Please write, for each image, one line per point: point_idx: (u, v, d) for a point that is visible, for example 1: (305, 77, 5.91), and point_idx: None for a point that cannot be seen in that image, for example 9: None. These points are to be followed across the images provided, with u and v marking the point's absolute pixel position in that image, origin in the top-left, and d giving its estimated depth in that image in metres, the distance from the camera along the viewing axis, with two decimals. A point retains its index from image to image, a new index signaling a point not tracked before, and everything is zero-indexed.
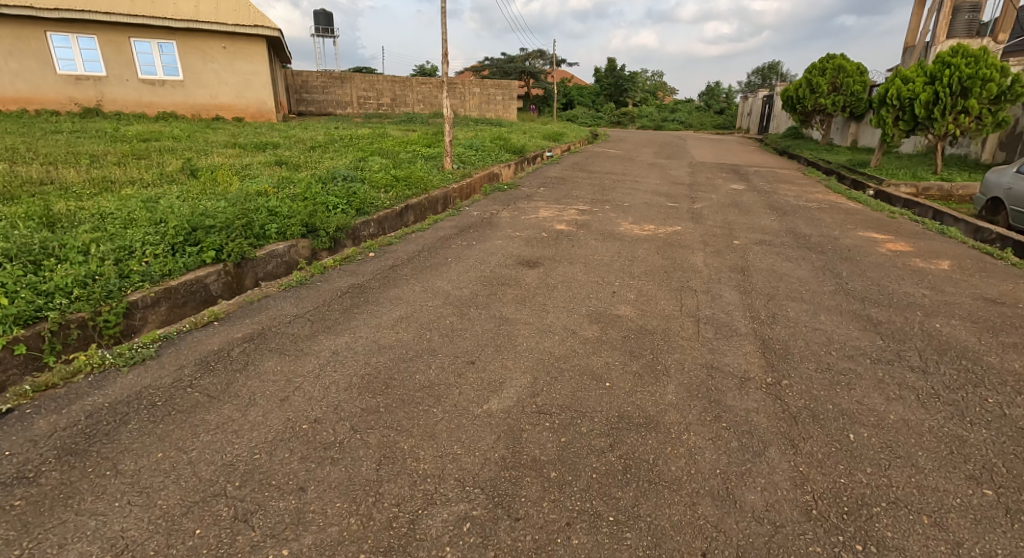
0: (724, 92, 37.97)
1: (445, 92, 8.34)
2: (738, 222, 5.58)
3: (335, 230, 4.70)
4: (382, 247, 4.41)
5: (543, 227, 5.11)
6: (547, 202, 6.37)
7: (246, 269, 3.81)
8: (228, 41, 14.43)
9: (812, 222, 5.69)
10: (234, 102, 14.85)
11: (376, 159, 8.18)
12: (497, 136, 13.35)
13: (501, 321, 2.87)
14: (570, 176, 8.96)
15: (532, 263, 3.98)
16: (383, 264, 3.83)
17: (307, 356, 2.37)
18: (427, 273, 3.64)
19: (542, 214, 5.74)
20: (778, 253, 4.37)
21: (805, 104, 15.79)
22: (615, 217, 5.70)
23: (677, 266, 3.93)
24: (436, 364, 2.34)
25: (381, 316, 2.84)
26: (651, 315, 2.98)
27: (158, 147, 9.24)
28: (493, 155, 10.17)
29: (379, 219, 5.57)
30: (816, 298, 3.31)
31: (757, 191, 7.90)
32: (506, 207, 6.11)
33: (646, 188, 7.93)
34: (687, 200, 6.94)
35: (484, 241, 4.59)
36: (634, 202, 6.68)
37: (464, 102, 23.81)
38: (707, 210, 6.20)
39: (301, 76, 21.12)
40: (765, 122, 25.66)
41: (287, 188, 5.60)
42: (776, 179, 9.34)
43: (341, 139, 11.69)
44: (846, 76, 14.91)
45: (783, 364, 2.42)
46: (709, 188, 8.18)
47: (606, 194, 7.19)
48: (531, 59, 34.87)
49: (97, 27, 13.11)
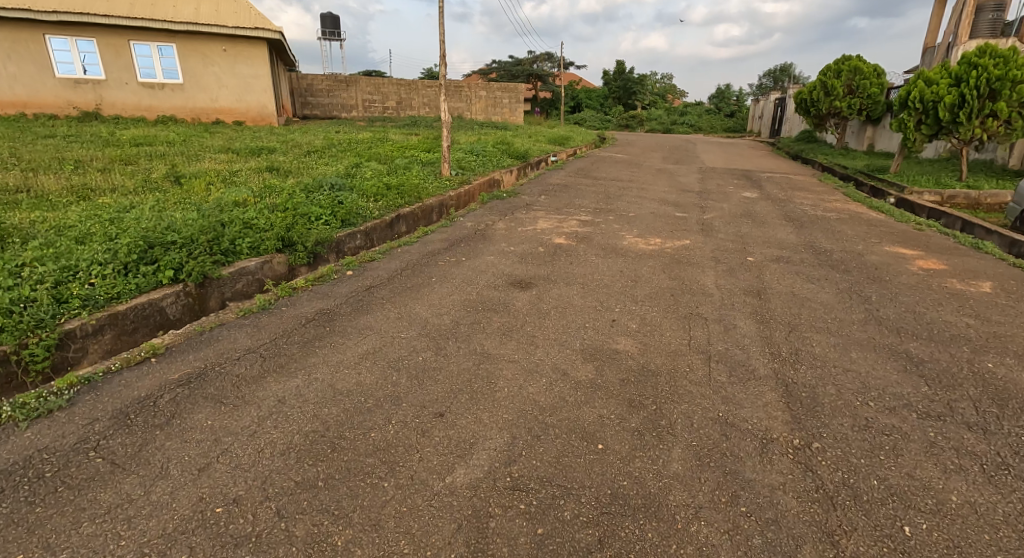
0: (735, 95, 37.40)
1: (444, 95, 8.02)
2: (751, 235, 5.19)
3: (315, 244, 4.36)
4: (363, 263, 4.06)
5: (540, 241, 4.75)
6: (547, 213, 6.02)
7: (211, 290, 3.47)
8: (228, 43, 14.26)
9: (832, 234, 5.29)
10: (234, 106, 14.67)
11: (371, 166, 7.85)
12: (500, 140, 13.03)
13: (482, 357, 2.51)
14: (574, 182, 8.61)
15: (524, 284, 3.62)
16: (361, 285, 3.49)
17: (247, 405, 2.01)
18: (406, 297, 3.29)
19: (540, 226, 5.40)
20: (796, 272, 3.98)
21: (820, 107, 15.31)
22: (619, 229, 5.33)
23: (685, 288, 3.55)
24: (398, 417, 1.98)
25: (345, 351, 2.49)
26: (653, 350, 2.61)
27: (150, 151, 9.00)
28: (495, 161, 9.84)
29: (366, 230, 5.24)
30: (843, 328, 2.92)
31: (770, 200, 7.49)
32: (503, 218, 5.76)
33: (653, 196, 7.55)
34: (696, 209, 6.56)
35: (475, 257, 4.24)
36: (640, 211, 6.30)
37: (469, 106, 23.50)
38: (717, 221, 5.82)
39: (305, 79, 20.96)
40: (777, 126, 25.13)
41: (268, 196, 5.27)
42: (790, 186, 8.91)
43: (340, 144, 11.42)
44: (863, 78, 14.42)
45: (810, 419, 2.03)
46: (719, 196, 7.78)
47: (610, 203, 6.82)
48: (539, 61, 34.53)
49: (96, 30, 12.98)
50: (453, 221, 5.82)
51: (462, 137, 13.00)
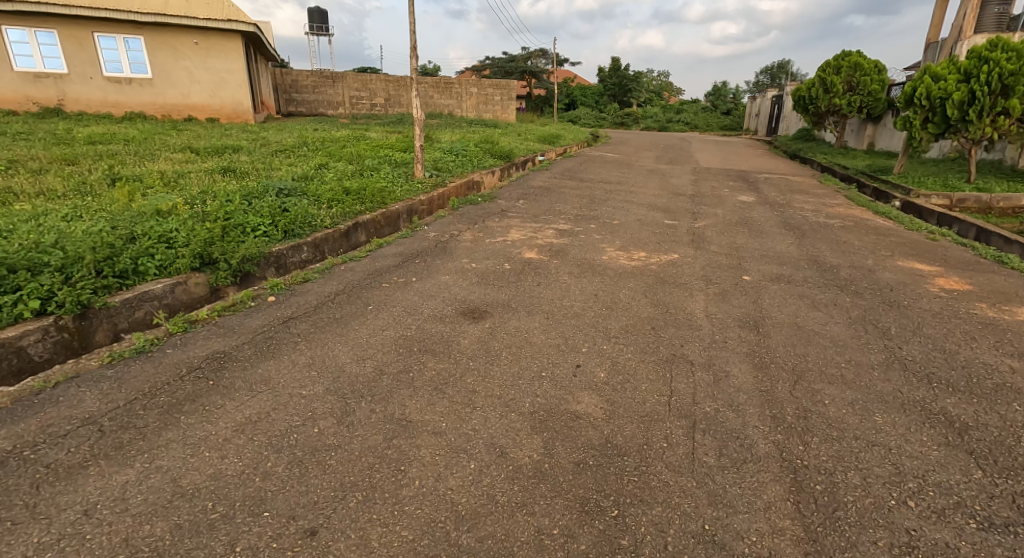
0: (731, 92, 36.79)
1: (416, 90, 7.43)
2: (746, 247, 4.63)
3: (243, 261, 3.78)
4: (294, 283, 3.46)
5: (508, 256, 4.17)
6: (523, 221, 5.44)
7: (97, 322, 2.89)
8: (200, 36, 13.63)
9: (837, 246, 4.73)
10: (207, 102, 14.06)
11: (336, 168, 7.24)
12: (486, 139, 12.44)
13: (398, 427, 1.93)
14: (558, 184, 8.06)
15: (477, 314, 3.04)
16: (280, 316, 2.90)
17: (35, 520, 1.42)
18: (330, 333, 2.70)
19: (511, 236, 4.82)
20: (799, 295, 3.41)
21: (818, 104, 14.78)
22: (599, 239, 4.79)
23: (666, 318, 3.00)
24: (249, 540, 1.40)
25: (216, 420, 1.90)
26: (621, 413, 2.04)
27: (103, 151, 8.41)
28: (476, 161, 9.26)
29: (314, 242, 4.65)
30: (862, 377, 2.35)
31: (769, 204, 6.95)
32: (472, 226, 5.18)
33: (641, 200, 7.00)
34: (687, 216, 6.01)
35: (429, 277, 3.66)
36: (626, 219, 5.75)
37: (459, 103, 22.89)
38: (709, 230, 5.27)
39: (289, 75, 20.32)
40: (774, 124, 24.62)
41: (203, 202, 4.67)
42: (788, 189, 8.39)
43: (315, 142, 10.82)
44: (864, 74, 13.92)
45: (829, 536, 1.47)
46: (713, 200, 7.24)
47: (594, 209, 6.26)
48: (532, 58, 33.89)
49: (57, 20, 12.39)
50: (416, 230, 5.22)
51: (445, 136, 12.40)
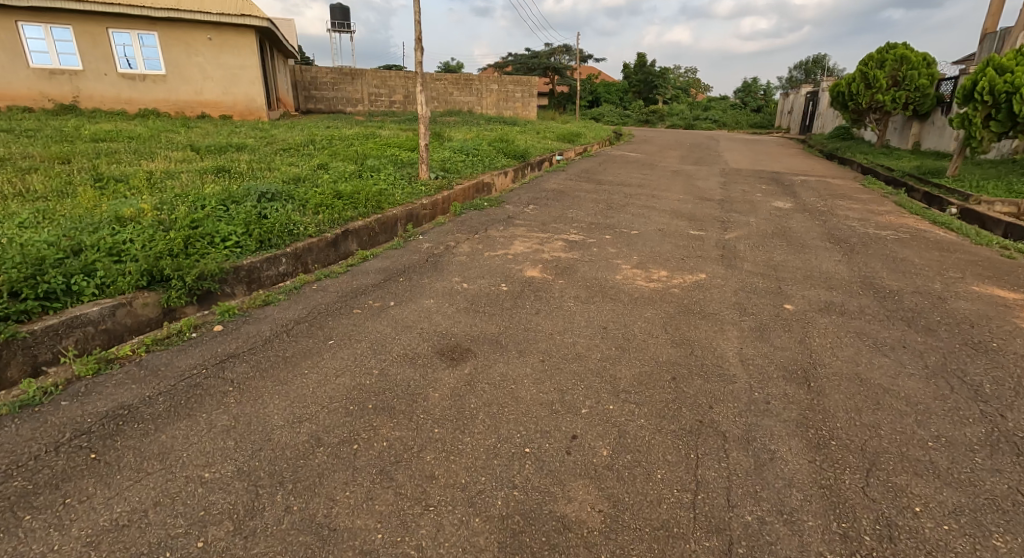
0: (762, 89, 35.40)
1: (423, 86, 6.93)
2: (783, 265, 4.02)
3: (202, 278, 3.32)
4: (253, 307, 2.97)
5: (506, 275, 3.64)
6: (530, 231, 4.90)
7: (9, 355, 2.45)
8: (214, 32, 13.40)
9: (893, 265, 4.07)
10: (221, 99, 13.84)
11: (335, 170, 6.80)
12: (502, 137, 11.94)
13: (315, 541, 1.40)
14: (574, 187, 7.49)
15: (457, 353, 2.50)
16: (220, 352, 2.42)
17: None
18: (270, 378, 2.20)
19: (514, 249, 4.29)
20: (856, 332, 2.78)
21: (859, 100, 13.85)
22: (615, 252, 4.24)
23: (689, 364, 2.42)
24: None
25: (70, 524, 1.40)
26: (625, 523, 1.49)
27: (102, 149, 8.15)
28: (488, 161, 8.76)
29: (294, 253, 4.18)
30: (961, 469, 1.73)
31: (807, 212, 6.27)
32: (473, 237, 4.65)
33: (665, 205, 6.39)
34: (715, 225, 5.39)
35: (410, 301, 3.13)
36: (645, 229, 5.17)
37: (479, 100, 22.40)
38: (741, 243, 4.65)
39: (308, 72, 20.13)
40: (808, 122, 23.51)
41: (174, 206, 4.25)
42: (828, 193, 7.65)
43: (323, 141, 10.45)
44: (911, 68, 12.96)
45: None
46: (745, 205, 6.59)
47: (610, 216, 5.68)
48: (556, 54, 33.23)
49: (72, 17, 12.28)
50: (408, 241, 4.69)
51: (459, 135, 11.92)
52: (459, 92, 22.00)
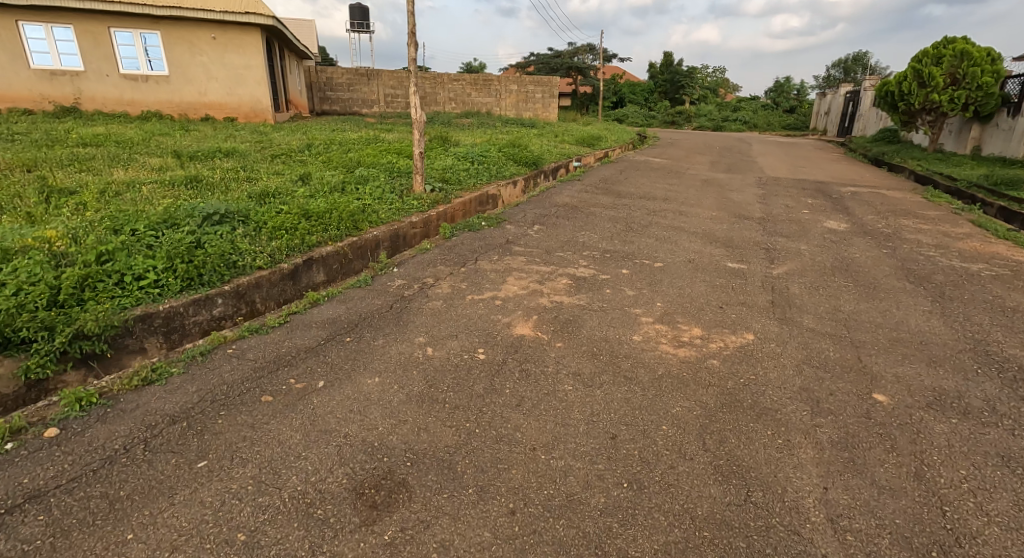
0: (796, 88, 33.77)
1: (417, 86, 6.09)
2: (855, 321, 3.06)
3: (86, 336, 2.54)
4: (124, 388, 2.14)
5: (485, 336, 2.76)
6: (528, 264, 4.02)
7: None
8: (218, 30, 12.81)
9: (1009, 321, 3.07)
10: (225, 100, 13.28)
11: (317, 182, 6.01)
12: (516, 141, 11.12)
13: None
14: (590, 201, 6.62)
15: (384, 493, 1.63)
16: (27, 484, 1.60)
17: None
18: (64, 554, 1.36)
19: (506, 291, 3.46)
20: (999, 456, 1.83)
21: (912, 101, 13.12)
22: (632, 299, 3.35)
23: (743, 530, 1.52)
24: None
25: None
26: None
27: (79, 155, 7.53)
28: (495, 170, 8.00)
29: (234, 291, 3.37)
30: None
31: (866, 237, 5.27)
32: (459, 271, 3.80)
33: (695, 225, 5.47)
34: (758, 255, 4.45)
35: (345, 380, 2.28)
36: (673, 261, 4.27)
37: (498, 101, 21.58)
38: (793, 285, 3.71)
39: (323, 72, 19.64)
40: (848, 123, 22.13)
41: (93, 231, 3.49)
42: (885, 212, 6.62)
43: (322, 145, 9.75)
44: (972, 64, 12.09)
45: None
46: (791, 226, 5.62)
47: (630, 242, 4.79)
48: (579, 54, 32.44)
49: (72, 16, 11.77)
50: (376, 273, 3.84)
51: (470, 139, 11.10)
52: (477, 92, 21.25)
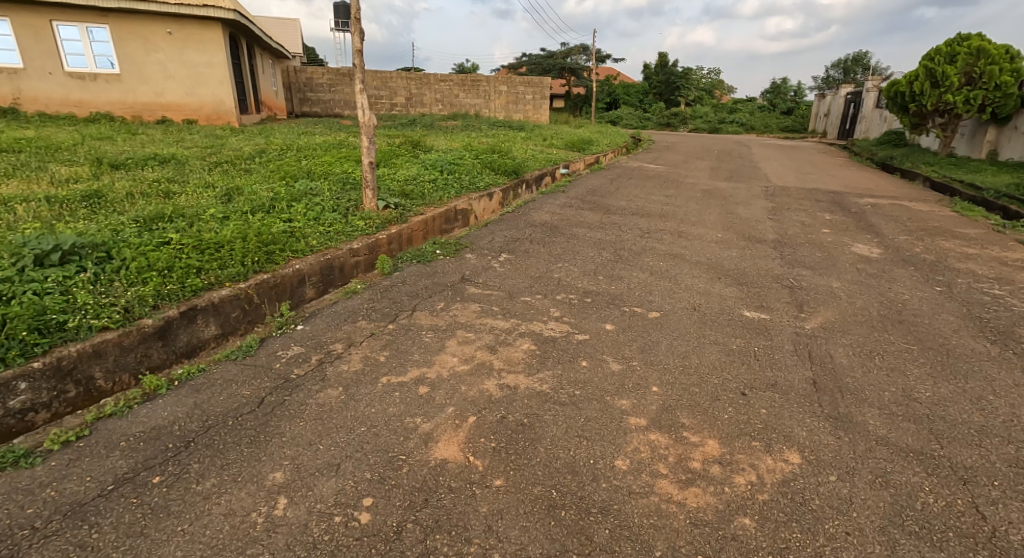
0: (793, 90, 33.02)
1: (364, 83, 5.05)
2: (942, 425, 2.09)
3: None
4: None
5: (385, 469, 1.75)
6: (482, 317, 3.03)
7: None
8: (174, 25, 11.74)
9: None
10: (184, 101, 12.19)
11: (244, 199, 4.98)
12: (499, 146, 10.19)
13: None
14: (575, 219, 5.69)
15: None
16: None
17: None
18: None
19: (443, 364, 2.49)
20: None
21: (923, 102, 12.26)
22: (618, 383, 2.37)
23: None
24: None
25: None
26: None
27: None
28: (467, 180, 7.06)
29: (48, 370, 2.35)
30: None
31: (906, 268, 4.34)
32: (387, 329, 2.81)
33: (699, 253, 4.54)
34: (781, 299, 3.50)
35: None
36: (674, 308, 3.34)
37: (487, 102, 20.66)
38: (836, 351, 2.74)
39: (302, 72, 18.62)
40: (849, 125, 21.34)
41: None
42: (917, 232, 5.74)
43: (281, 150, 8.74)
44: (990, 62, 11.25)
45: None
46: (813, 252, 4.72)
47: (618, 278, 3.85)
48: (572, 54, 31.59)
49: (9, 7, 10.64)
50: (268, 333, 2.77)
51: (447, 144, 10.18)
52: (465, 94, 20.31)
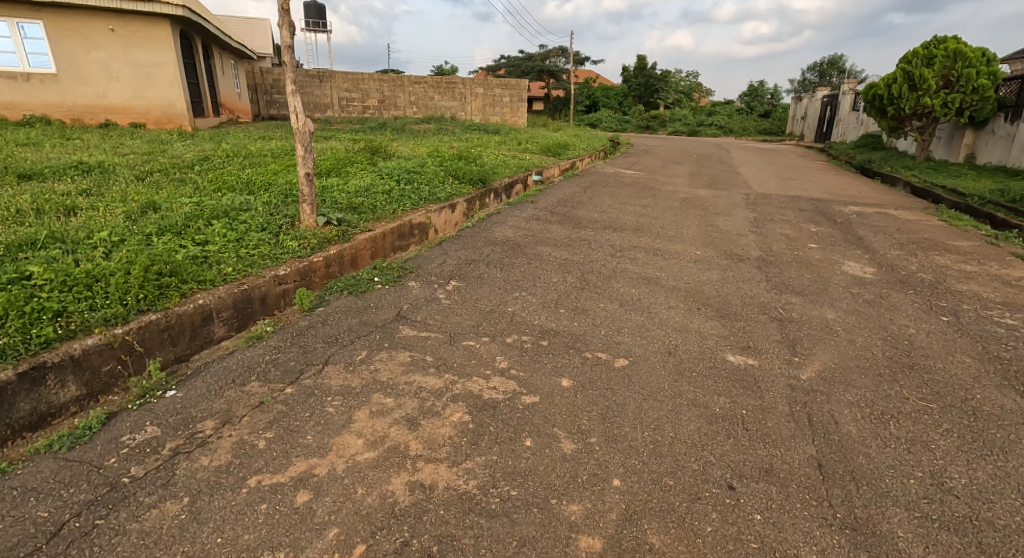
0: (771, 92, 33.08)
1: (297, 83, 4.44)
2: (992, 542, 1.57)
3: None
4: None
5: None
6: (409, 374, 2.45)
7: None
8: (117, 22, 10.93)
9: None
10: (130, 104, 11.38)
11: (156, 216, 4.32)
12: (469, 152, 9.65)
13: None
14: (542, 234, 5.15)
15: None
16: None
17: None
18: None
19: (343, 449, 1.90)
20: None
21: (901, 105, 12.02)
22: (569, 477, 1.81)
23: None
24: None
25: None
26: None
27: None
28: (427, 190, 6.47)
29: None
30: None
31: (905, 292, 3.89)
32: (283, 395, 2.21)
33: (676, 277, 4.04)
34: (771, 338, 3.00)
35: None
36: (645, 352, 2.81)
37: (463, 105, 20.09)
38: (841, 415, 2.22)
39: (267, 74, 17.88)
40: (826, 128, 21.27)
41: None
42: (907, 245, 5.33)
43: (228, 157, 8.06)
44: (967, 65, 11.03)
45: None
46: (802, 272, 4.26)
47: (584, 312, 3.32)
48: (550, 56, 31.24)
49: None
50: (123, 404, 2.11)
51: (413, 150, 9.60)
52: (439, 96, 19.70)
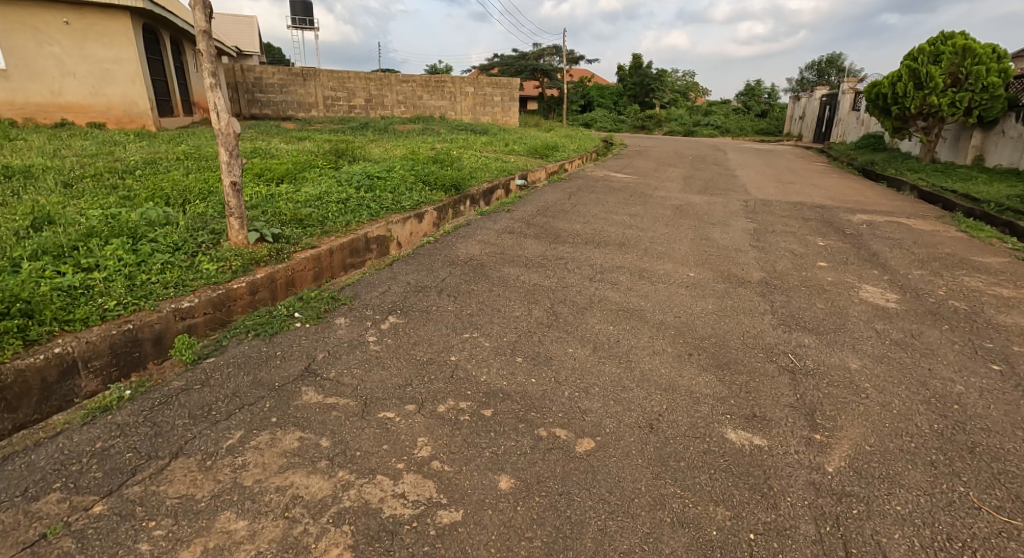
0: (767, 92, 32.48)
1: (217, 76, 3.73)
2: None
3: None
4: None
5: None
6: (286, 475, 1.76)
7: None
8: (72, 14, 10.18)
9: None
10: (89, 102, 10.66)
11: (46, 234, 3.62)
12: (448, 153, 8.96)
13: None
14: (512, 252, 4.46)
15: None
16: None
17: None
18: None
19: None
20: None
21: (906, 104, 11.38)
22: None
23: None
24: None
25: None
26: None
27: None
28: (390, 197, 5.78)
29: None
30: None
31: (937, 326, 3.23)
32: (83, 521, 1.52)
33: (664, 307, 3.36)
34: (783, 401, 2.33)
35: None
36: (619, 427, 2.12)
37: (452, 104, 19.36)
38: (891, 548, 1.55)
39: None
40: (825, 128, 20.66)
41: None
42: (928, 263, 4.67)
43: (178, 160, 7.34)
44: (976, 61, 10.40)
45: None
46: (814, 300, 3.59)
47: (548, 361, 2.63)
48: (544, 55, 30.59)
49: None
50: None
51: (388, 151, 8.91)
52: (426, 95, 19.02)
